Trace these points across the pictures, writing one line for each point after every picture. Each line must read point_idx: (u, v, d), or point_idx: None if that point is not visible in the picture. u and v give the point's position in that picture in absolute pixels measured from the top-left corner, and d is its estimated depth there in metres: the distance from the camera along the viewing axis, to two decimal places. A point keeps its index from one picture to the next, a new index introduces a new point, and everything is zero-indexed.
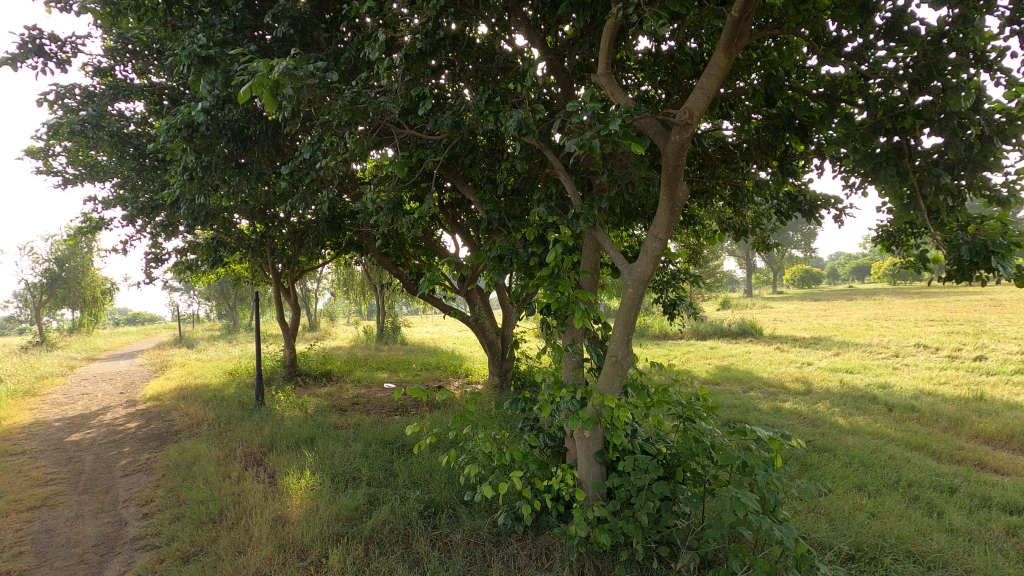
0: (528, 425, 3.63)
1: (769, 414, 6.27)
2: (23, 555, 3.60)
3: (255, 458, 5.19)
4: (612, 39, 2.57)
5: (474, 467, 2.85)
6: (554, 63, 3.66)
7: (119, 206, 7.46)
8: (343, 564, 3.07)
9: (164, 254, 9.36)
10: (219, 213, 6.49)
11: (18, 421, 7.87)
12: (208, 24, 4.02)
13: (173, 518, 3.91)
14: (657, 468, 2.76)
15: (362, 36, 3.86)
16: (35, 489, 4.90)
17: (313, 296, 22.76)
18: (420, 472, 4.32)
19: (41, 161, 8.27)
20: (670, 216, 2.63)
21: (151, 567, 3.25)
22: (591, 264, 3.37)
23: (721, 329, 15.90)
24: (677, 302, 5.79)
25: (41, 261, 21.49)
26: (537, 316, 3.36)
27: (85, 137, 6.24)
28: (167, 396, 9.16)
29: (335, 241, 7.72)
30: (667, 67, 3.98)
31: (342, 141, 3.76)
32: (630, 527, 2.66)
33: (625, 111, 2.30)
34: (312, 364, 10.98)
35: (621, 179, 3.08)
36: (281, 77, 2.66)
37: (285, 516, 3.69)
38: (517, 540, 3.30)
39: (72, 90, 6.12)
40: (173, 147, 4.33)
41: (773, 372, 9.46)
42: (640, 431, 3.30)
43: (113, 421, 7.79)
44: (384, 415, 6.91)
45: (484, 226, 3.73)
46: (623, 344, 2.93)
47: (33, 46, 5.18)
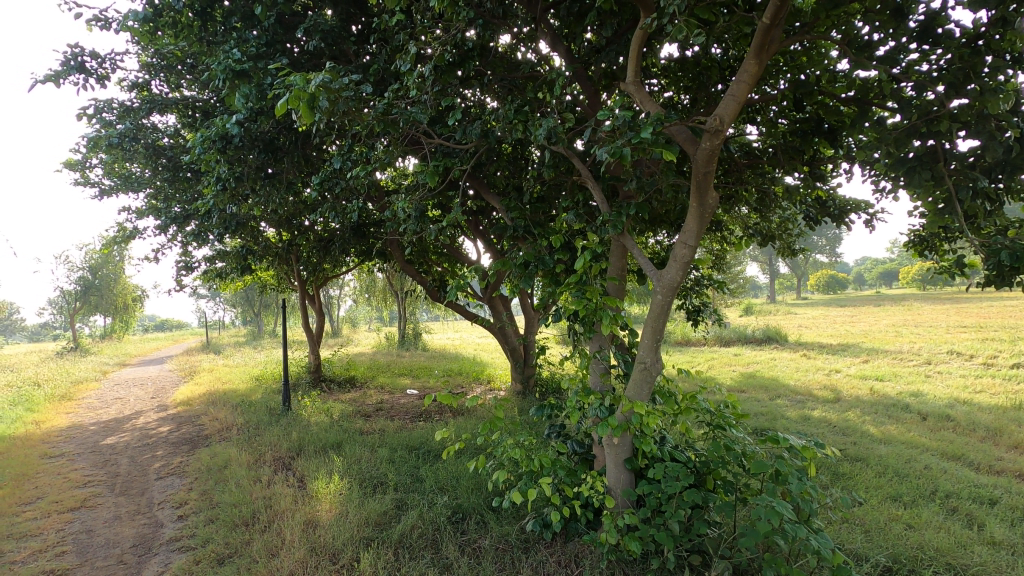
0: (555, 432, 3.61)
1: (798, 422, 6.17)
2: (65, 554, 3.72)
3: (284, 462, 5.28)
4: (640, 47, 2.58)
5: (503, 473, 2.86)
6: (580, 72, 3.70)
7: (153, 215, 7.68)
8: (374, 568, 3.11)
9: (194, 262, 9.62)
10: (249, 222, 6.66)
11: (57, 425, 8.13)
12: (241, 39, 4.13)
13: (207, 521, 4.00)
14: (688, 476, 2.73)
15: (391, 49, 3.94)
16: (74, 491, 5.05)
17: (335, 302, 23.06)
18: (447, 478, 4.35)
19: (79, 174, 8.58)
20: (700, 222, 2.62)
21: (187, 568, 3.33)
22: (619, 270, 3.36)
23: (745, 336, 15.68)
24: (702, 308, 5.75)
25: (75, 269, 22.18)
26: (564, 323, 3.37)
27: (122, 149, 6.48)
28: (197, 401, 9.37)
29: (360, 248, 7.84)
30: (693, 73, 3.98)
31: (371, 150, 3.84)
32: (661, 536, 2.63)
33: (656, 118, 2.31)
34: (336, 369, 11.13)
35: (648, 186, 3.08)
36: (316, 91, 2.75)
37: (316, 520, 3.74)
38: (545, 546, 3.31)
39: (111, 105, 6.36)
40: (208, 158, 4.47)
41: (800, 379, 9.30)
42: (669, 439, 3.28)
43: (146, 425, 8.01)
44: (408, 421, 6.96)
45: (510, 234, 3.76)
46: (652, 350, 2.91)
47: (74, 63, 5.40)
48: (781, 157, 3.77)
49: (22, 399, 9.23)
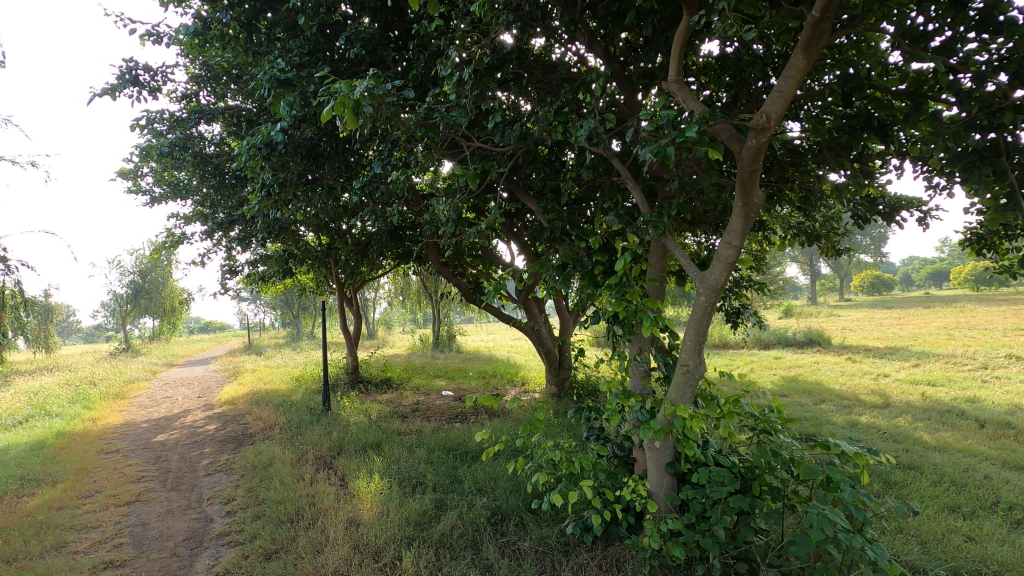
0: (594, 434, 3.58)
1: (845, 428, 5.95)
2: (123, 545, 3.90)
3: (325, 460, 5.40)
4: (683, 45, 2.53)
5: (544, 475, 2.85)
6: (618, 73, 3.69)
7: (200, 221, 7.99)
8: (416, 567, 3.15)
9: (238, 266, 9.95)
10: (290, 227, 6.84)
11: (112, 422, 8.53)
12: (284, 49, 4.26)
13: (254, 517, 4.13)
14: (734, 482, 2.67)
15: (429, 54, 3.99)
16: (129, 486, 5.28)
17: (371, 304, 23.46)
18: (485, 479, 4.37)
19: (131, 182, 8.99)
20: (745, 222, 2.56)
21: (237, 563, 3.44)
22: (659, 271, 3.30)
23: (786, 338, 15.25)
24: (741, 310, 5.61)
25: (127, 273, 23.27)
26: (603, 324, 3.34)
27: (172, 158, 6.76)
28: (241, 400, 9.68)
29: (396, 250, 7.96)
30: (735, 70, 3.89)
31: (411, 155, 3.90)
32: (706, 542, 2.57)
33: (701, 117, 2.27)
34: (373, 371, 11.33)
35: (690, 186, 3.02)
36: (360, 97, 2.81)
37: (358, 518, 3.81)
38: (586, 550, 3.29)
39: (162, 115, 6.64)
40: (253, 165, 4.63)
41: (846, 384, 8.98)
42: (712, 443, 3.21)
43: (193, 423, 8.32)
44: (444, 422, 7.04)
45: (547, 235, 3.76)
46: (694, 353, 2.85)
47: (130, 77, 5.67)
48: (828, 154, 3.64)
49: (80, 397, 9.72)
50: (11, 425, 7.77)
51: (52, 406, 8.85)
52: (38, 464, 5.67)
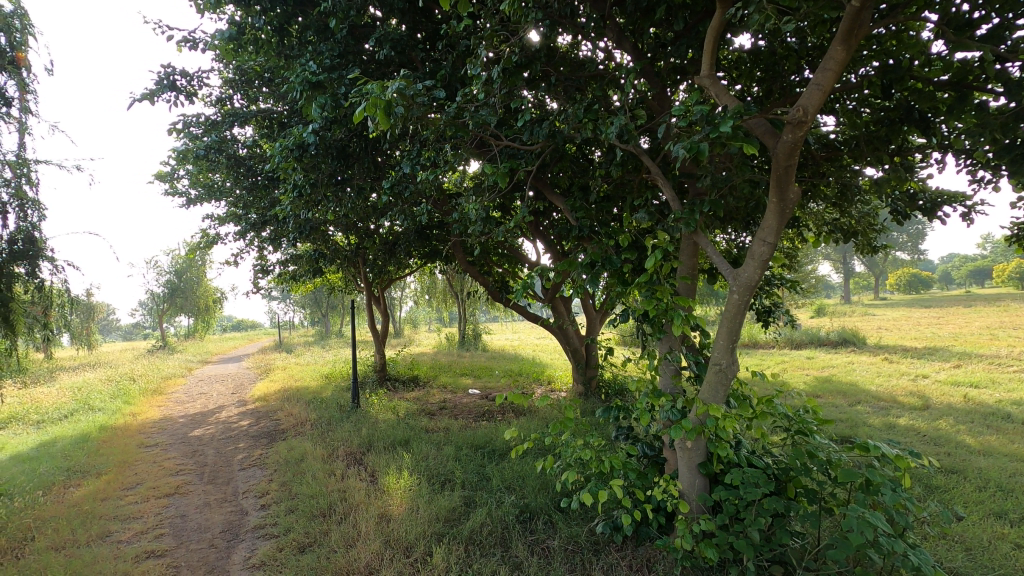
0: (622, 434, 3.54)
1: (883, 430, 5.78)
2: (164, 536, 4.04)
3: (355, 456, 5.49)
4: (716, 39, 2.49)
5: (573, 474, 2.84)
6: (648, 69, 3.65)
7: (233, 221, 8.19)
8: (447, 563, 3.18)
9: (269, 266, 10.17)
10: (320, 227, 6.97)
11: (150, 417, 8.81)
12: (316, 52, 4.34)
13: (288, 510, 4.22)
14: (768, 483, 2.62)
15: (458, 54, 4.02)
16: (168, 478, 5.46)
17: (397, 303, 23.72)
18: (513, 477, 4.38)
19: (167, 184, 9.27)
20: (780, 218, 2.51)
21: (272, 555, 3.53)
22: (690, 269, 3.26)
23: (818, 338, 14.88)
24: (773, 308, 5.49)
25: (163, 273, 24.02)
26: (633, 323, 3.31)
27: (207, 160, 6.95)
28: (272, 397, 9.90)
29: (423, 249, 8.03)
30: (768, 63, 3.81)
31: (440, 154, 3.93)
32: (740, 543, 2.53)
33: (736, 111, 2.23)
34: (400, 369, 11.46)
35: (722, 182, 2.97)
36: (392, 98, 2.85)
37: (388, 513, 3.87)
38: (616, 549, 3.28)
39: (198, 119, 6.82)
40: (286, 167, 4.72)
41: (882, 385, 8.73)
42: (745, 444, 3.15)
43: (228, 418, 8.53)
44: (471, 420, 7.08)
45: (575, 234, 3.74)
46: (727, 352, 2.80)
47: (167, 82, 5.85)
48: (866, 147, 3.53)
49: (121, 393, 10.09)
50: (58, 419, 8.11)
51: (95, 401, 9.21)
52: (83, 456, 5.91)
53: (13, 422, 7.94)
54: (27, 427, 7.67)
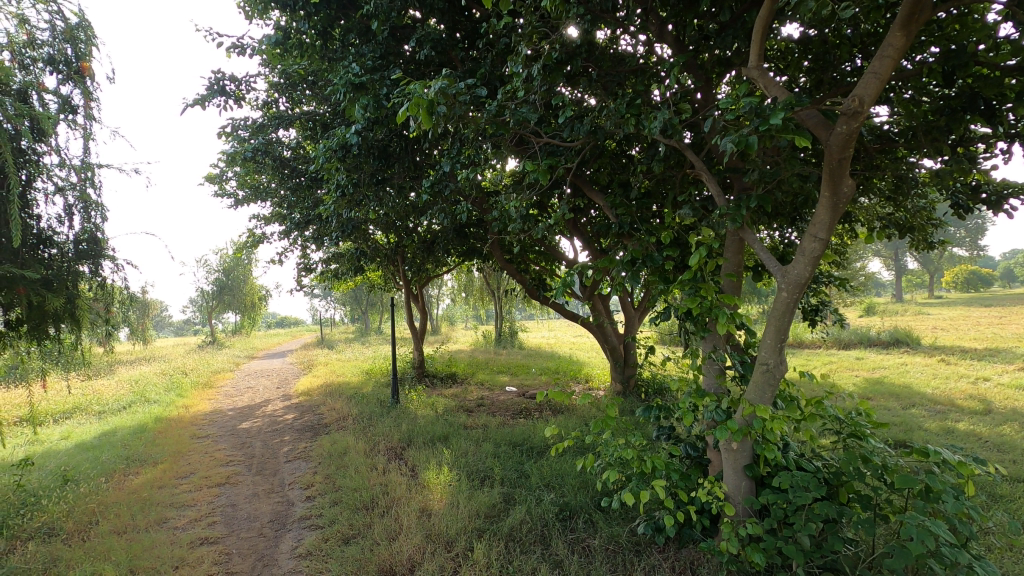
0: (664, 434, 3.48)
1: (941, 435, 5.52)
2: (216, 524, 4.21)
3: (396, 451, 5.58)
4: (766, 29, 2.40)
5: (615, 473, 2.80)
6: (692, 62, 3.57)
7: (279, 221, 8.45)
8: (488, 559, 3.20)
9: (313, 264, 10.46)
10: (361, 226, 7.11)
11: (201, 409, 9.20)
12: (359, 54, 4.42)
13: (332, 502, 4.33)
14: (820, 487, 2.53)
15: (497, 52, 4.03)
16: (219, 469, 5.69)
17: (435, 301, 24.01)
18: (552, 475, 4.38)
19: (217, 186, 9.64)
20: (833, 213, 2.41)
21: (318, 545, 3.64)
22: (736, 266, 3.18)
23: (868, 338, 14.31)
24: (821, 307, 5.30)
25: (212, 271, 25.01)
26: (676, 321, 3.25)
27: (254, 162, 7.19)
28: (316, 392, 10.18)
29: (461, 247, 8.10)
30: (819, 52, 3.67)
31: (480, 153, 3.95)
32: (789, 549, 2.45)
33: (787, 103, 2.16)
34: (438, 366, 11.60)
35: (770, 176, 2.87)
36: (434, 97, 2.90)
37: (429, 508, 3.92)
38: (658, 551, 3.24)
39: (245, 122, 7.15)
40: (330, 167, 4.84)
41: (939, 388, 8.32)
42: (793, 446, 3.05)
43: (273, 412, 8.82)
44: (509, 417, 7.11)
45: (615, 231, 3.70)
46: (775, 351, 2.72)
47: (218, 87, 6.07)
48: (924, 137, 3.36)
49: (174, 386, 10.56)
50: (118, 410, 8.56)
51: (151, 394, 9.67)
52: (141, 445, 6.21)
53: (77, 412, 8.43)
54: (90, 417, 8.12)
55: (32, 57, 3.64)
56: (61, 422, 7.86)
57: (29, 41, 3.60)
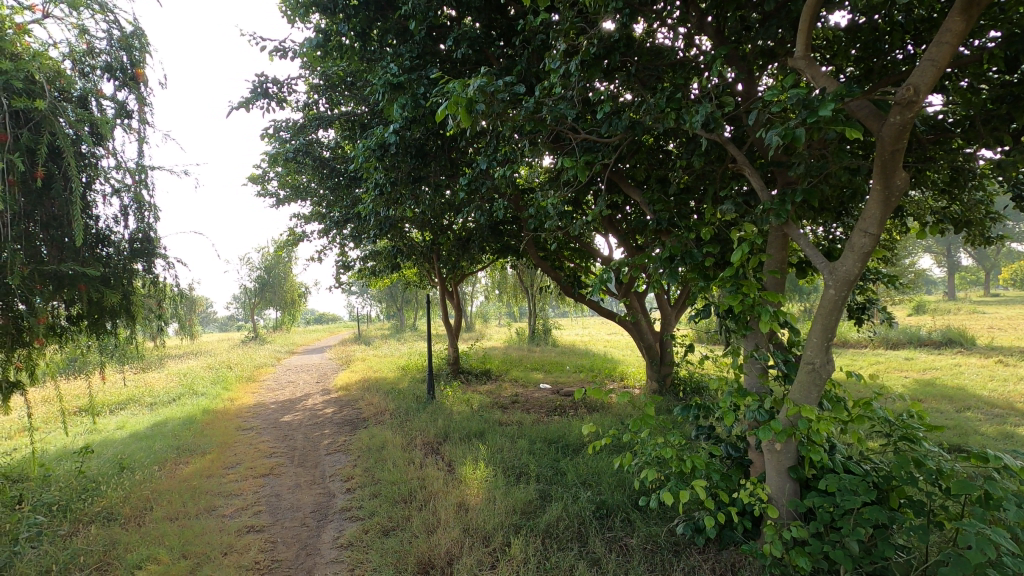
0: (704, 434, 3.42)
1: (999, 440, 5.25)
2: (261, 512, 4.36)
3: (433, 446, 5.66)
4: (813, 18, 2.33)
5: (653, 472, 2.77)
6: (733, 53, 3.50)
7: (319, 219, 8.67)
8: (525, 555, 3.22)
9: (350, 262, 10.67)
10: (398, 224, 7.23)
11: (245, 402, 9.53)
12: (397, 54, 4.49)
13: (372, 495, 4.43)
14: (869, 491, 2.44)
15: (534, 49, 4.03)
16: (263, 460, 5.88)
17: (469, 298, 24.18)
18: (588, 472, 4.37)
19: (260, 186, 9.95)
20: (885, 207, 2.32)
21: (359, 536, 3.73)
22: (779, 263, 3.09)
23: (919, 338, 13.70)
24: (868, 305, 5.11)
25: (254, 269, 25.82)
26: (717, 319, 3.19)
27: (296, 163, 7.38)
28: (354, 387, 10.42)
29: (496, 245, 8.13)
30: (869, 40, 3.54)
31: (517, 149, 3.95)
32: (836, 554, 2.38)
33: (836, 93, 2.09)
34: (473, 363, 11.70)
35: (817, 170, 2.78)
36: (472, 95, 2.93)
37: (466, 503, 3.96)
38: (698, 552, 3.19)
39: (286, 124, 7.36)
40: (368, 166, 4.93)
41: (997, 390, 7.90)
42: (840, 448, 2.96)
43: (314, 406, 9.07)
44: (543, 414, 7.12)
45: (653, 227, 3.65)
46: (821, 351, 2.63)
47: (261, 90, 6.26)
48: (984, 126, 3.20)
49: (220, 379, 10.97)
50: (168, 402, 8.94)
51: (199, 387, 10.07)
52: (190, 436, 6.47)
53: (131, 403, 8.85)
54: (143, 408, 8.51)
55: (90, 65, 3.81)
56: (117, 412, 8.27)
57: (87, 49, 3.76)
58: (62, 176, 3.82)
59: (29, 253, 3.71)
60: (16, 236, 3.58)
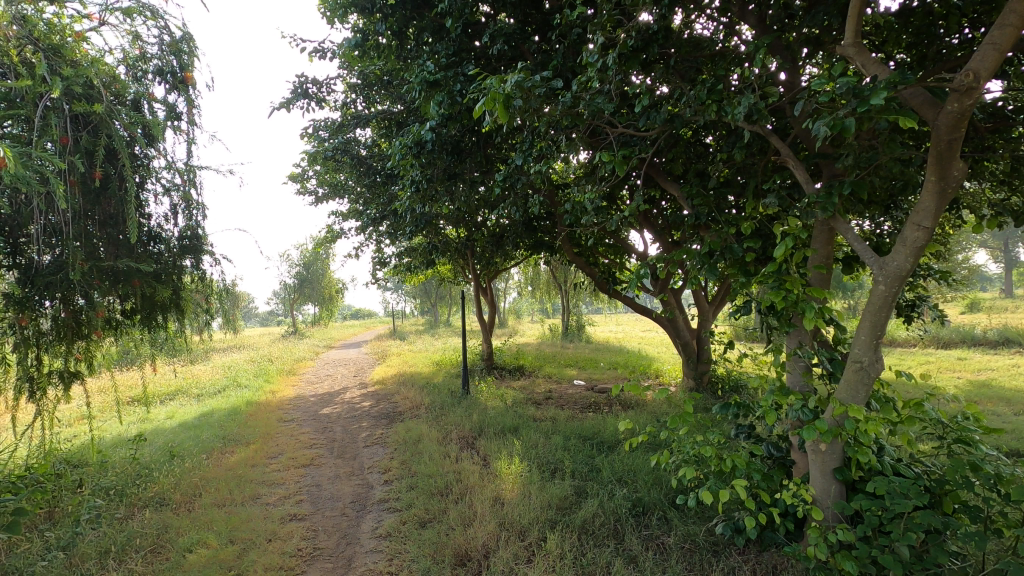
0: (744, 433, 3.34)
1: None
2: (303, 502, 4.49)
3: (468, 440, 5.72)
4: (864, 3, 2.24)
5: (691, 471, 2.72)
6: (777, 42, 3.40)
7: (356, 216, 8.83)
8: (561, 550, 3.22)
9: (386, 258, 10.84)
10: (433, 221, 7.30)
11: (286, 394, 9.81)
12: (433, 52, 4.53)
13: (409, 487, 4.51)
14: (921, 494, 2.35)
15: (570, 42, 4.00)
16: (304, 451, 6.05)
17: (502, 294, 24.25)
18: (624, 470, 4.34)
19: (299, 185, 10.21)
20: (940, 200, 2.23)
21: (397, 527, 3.80)
22: (824, 258, 2.99)
23: (974, 338, 13.05)
24: (919, 302, 4.91)
25: (294, 265, 26.52)
26: (759, 315, 3.11)
27: (334, 161, 7.54)
28: (390, 381, 10.60)
29: (530, 241, 8.13)
30: (924, 24, 3.39)
31: (553, 144, 3.94)
32: (885, 558, 2.30)
33: (890, 81, 2.01)
34: (506, 359, 11.75)
35: (866, 162, 2.68)
36: (510, 90, 2.93)
37: (501, 497, 3.99)
38: (738, 552, 3.14)
39: (325, 123, 7.53)
40: (405, 163, 4.99)
41: None
42: (889, 449, 2.85)
43: (351, 399, 9.27)
44: (577, 411, 7.10)
45: (691, 222, 3.59)
46: (870, 349, 2.54)
47: (301, 90, 6.42)
48: None
49: (262, 372, 11.34)
50: (214, 393, 9.30)
51: (242, 379, 10.42)
52: (235, 426, 6.72)
53: (179, 394, 9.23)
54: (191, 399, 8.87)
55: (143, 70, 3.98)
56: (167, 403, 8.65)
57: (140, 55, 3.92)
58: (118, 177, 4.00)
59: (87, 250, 3.88)
60: (76, 233, 3.77)
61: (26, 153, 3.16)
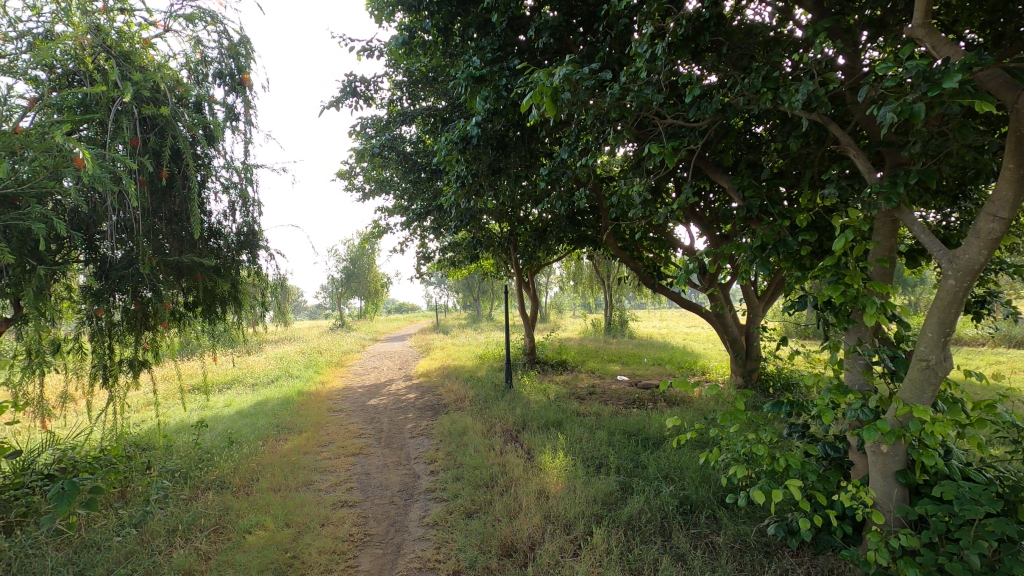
0: (797, 432, 3.23)
1: None
2: (353, 489, 4.63)
3: (512, 433, 5.76)
4: None
5: (742, 469, 2.65)
6: (836, 26, 3.25)
7: (401, 212, 8.99)
8: (608, 545, 3.21)
9: (430, 253, 10.99)
10: (477, 216, 7.36)
11: (335, 385, 10.14)
12: (478, 47, 4.54)
13: (455, 478, 4.58)
14: (994, 500, 2.22)
15: (617, 33, 3.94)
16: (353, 440, 6.23)
17: (543, 289, 24.21)
18: (671, 467, 4.27)
19: (347, 181, 10.47)
20: (1019, 188, 2.09)
21: (444, 516, 3.88)
22: (887, 251, 2.85)
23: None
24: (990, 297, 4.62)
25: (341, 260, 27.28)
26: (814, 311, 2.99)
27: (381, 158, 7.69)
28: (434, 374, 10.78)
29: (573, 235, 8.07)
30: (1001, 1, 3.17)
31: (600, 137, 3.89)
32: (953, 566, 2.19)
33: (966, 62, 1.89)
34: (549, 353, 11.75)
35: (935, 149, 2.54)
36: (557, 83, 2.91)
37: (546, 490, 4.01)
38: (791, 555, 3.05)
39: (373, 121, 7.69)
40: (450, 159, 5.04)
41: None
42: (957, 453, 2.70)
43: (397, 391, 9.48)
44: (621, 406, 7.04)
45: (742, 215, 3.49)
46: (938, 347, 2.40)
47: (350, 88, 6.57)
48: None
49: (312, 364, 11.74)
50: (267, 383, 9.69)
51: (294, 370, 10.83)
52: (288, 416, 6.98)
53: (236, 383, 9.67)
54: (246, 388, 9.29)
55: (204, 73, 4.18)
56: (225, 391, 9.09)
57: (201, 59, 4.11)
58: (182, 175, 4.21)
59: (154, 246, 4.10)
60: (145, 229, 3.99)
61: (101, 155, 3.39)
